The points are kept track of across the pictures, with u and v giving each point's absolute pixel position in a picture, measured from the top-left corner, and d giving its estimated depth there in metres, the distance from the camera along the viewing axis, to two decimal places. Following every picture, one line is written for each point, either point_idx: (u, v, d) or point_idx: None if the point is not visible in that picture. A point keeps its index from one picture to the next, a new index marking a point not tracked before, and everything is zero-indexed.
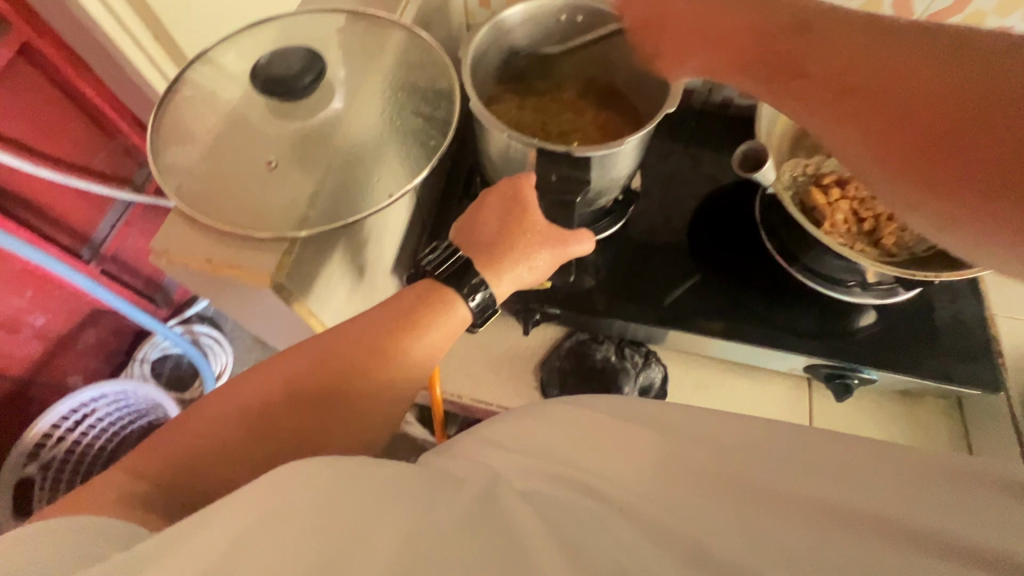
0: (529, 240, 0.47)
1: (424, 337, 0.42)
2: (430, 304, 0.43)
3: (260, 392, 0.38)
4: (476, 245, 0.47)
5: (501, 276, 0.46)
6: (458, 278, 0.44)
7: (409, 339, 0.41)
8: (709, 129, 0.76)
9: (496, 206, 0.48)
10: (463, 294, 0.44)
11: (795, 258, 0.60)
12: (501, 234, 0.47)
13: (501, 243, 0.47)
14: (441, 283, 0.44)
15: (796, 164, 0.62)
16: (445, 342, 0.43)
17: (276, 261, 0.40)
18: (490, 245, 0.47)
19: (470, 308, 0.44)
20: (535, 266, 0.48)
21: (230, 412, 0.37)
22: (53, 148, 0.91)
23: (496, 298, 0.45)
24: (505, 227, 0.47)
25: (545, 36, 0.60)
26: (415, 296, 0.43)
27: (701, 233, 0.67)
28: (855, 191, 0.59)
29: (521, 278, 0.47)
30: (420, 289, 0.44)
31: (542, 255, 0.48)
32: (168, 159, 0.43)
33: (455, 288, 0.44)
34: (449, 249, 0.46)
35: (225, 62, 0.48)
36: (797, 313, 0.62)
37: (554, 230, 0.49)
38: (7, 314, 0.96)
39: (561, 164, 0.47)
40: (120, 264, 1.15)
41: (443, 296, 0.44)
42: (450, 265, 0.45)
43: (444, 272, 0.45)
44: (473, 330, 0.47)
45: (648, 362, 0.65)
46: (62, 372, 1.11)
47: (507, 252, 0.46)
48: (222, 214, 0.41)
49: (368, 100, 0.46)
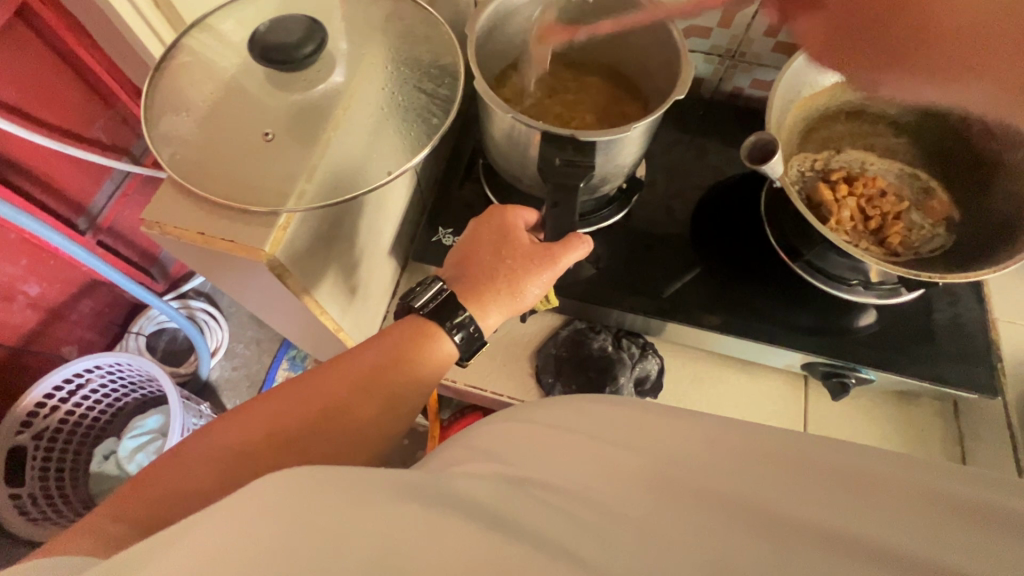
0: (514, 269, 0.46)
1: (411, 370, 0.43)
2: (415, 339, 0.43)
3: (251, 427, 0.38)
4: (462, 277, 0.47)
5: (488, 310, 0.45)
6: (441, 313, 0.44)
7: (396, 371, 0.42)
8: (717, 120, 0.75)
9: (484, 240, 0.48)
10: (446, 329, 0.44)
11: (798, 256, 0.60)
12: (486, 262, 0.46)
13: (486, 272, 0.46)
14: (425, 318, 0.44)
15: (804, 159, 0.61)
16: (431, 374, 0.44)
17: (269, 235, 0.39)
18: (476, 275, 0.46)
19: (454, 342, 0.44)
20: (526, 294, 0.46)
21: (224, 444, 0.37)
22: (51, 115, 0.90)
23: (482, 329, 0.45)
24: (490, 257, 0.46)
25: (554, 17, 0.59)
26: (401, 331, 0.44)
27: (704, 226, 0.66)
28: (863, 188, 0.58)
29: (513, 307, 0.46)
30: (404, 325, 0.44)
31: (532, 285, 0.46)
32: (163, 126, 0.42)
33: (439, 323, 0.44)
34: (433, 283, 0.45)
35: (224, 29, 0.46)
36: (796, 310, 0.62)
37: (541, 249, 0.46)
38: (1, 281, 0.96)
39: (564, 147, 0.46)
40: (117, 235, 1.14)
41: (428, 331, 0.44)
42: (434, 301, 0.44)
43: (427, 307, 0.44)
44: (463, 365, 0.47)
45: (644, 355, 0.65)
46: (57, 342, 1.11)
47: (493, 279, 0.46)
48: (215, 186, 0.40)
49: (369, 73, 0.45)
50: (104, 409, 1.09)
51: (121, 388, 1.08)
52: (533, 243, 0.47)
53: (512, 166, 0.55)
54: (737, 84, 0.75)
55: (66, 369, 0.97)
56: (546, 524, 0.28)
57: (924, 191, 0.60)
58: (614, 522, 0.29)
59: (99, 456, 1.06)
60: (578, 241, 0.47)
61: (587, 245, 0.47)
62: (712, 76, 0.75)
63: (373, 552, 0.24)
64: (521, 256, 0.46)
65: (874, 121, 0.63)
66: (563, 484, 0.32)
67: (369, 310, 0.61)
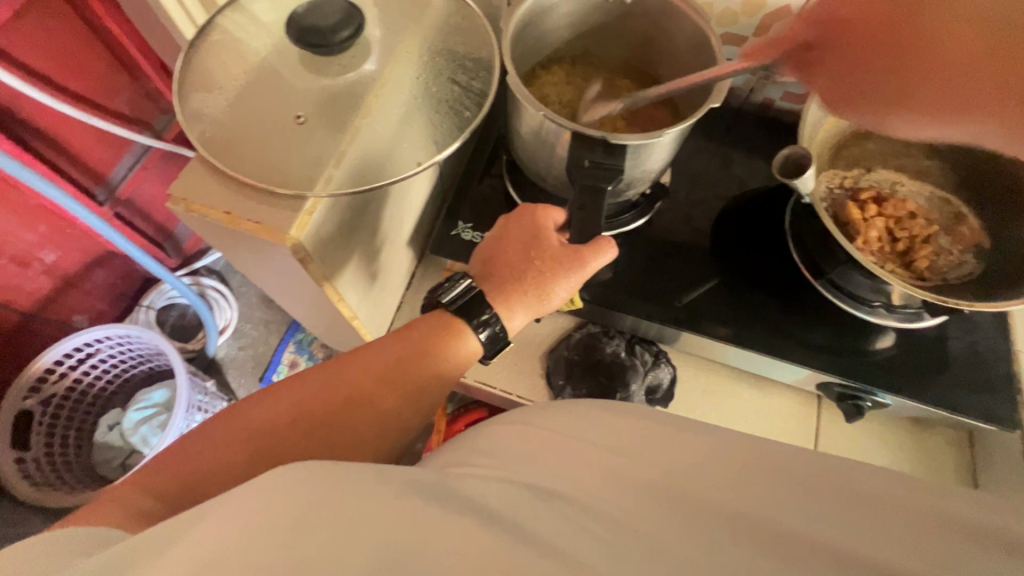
0: (543, 270, 0.45)
1: (435, 366, 0.43)
2: (438, 334, 0.43)
3: (274, 412, 0.38)
4: (488, 274, 0.46)
5: (514, 309, 0.45)
6: (468, 311, 0.44)
7: (423, 365, 0.42)
8: (745, 131, 0.74)
9: (512, 238, 0.47)
10: (472, 326, 0.44)
11: (822, 275, 0.58)
12: (514, 262, 0.46)
13: (513, 273, 0.45)
14: (451, 315, 0.44)
15: (833, 176, 0.60)
16: (456, 370, 0.44)
17: (295, 219, 0.39)
18: (503, 276, 0.45)
19: (479, 340, 0.44)
20: (554, 297, 0.46)
21: (244, 432, 0.37)
22: (77, 85, 0.91)
23: (507, 330, 0.45)
24: (517, 257, 0.46)
25: (589, 16, 0.58)
26: (424, 325, 0.44)
27: (726, 239, 0.66)
28: (892, 209, 0.57)
29: (539, 308, 0.46)
30: (428, 319, 0.44)
31: (560, 286, 0.46)
32: (192, 103, 0.42)
33: (465, 319, 0.44)
34: (461, 279, 0.46)
35: (258, 10, 0.46)
36: (817, 328, 0.61)
37: (570, 252, 0.46)
38: (18, 246, 0.96)
39: (595, 149, 0.45)
40: (133, 209, 1.14)
41: (453, 327, 0.44)
42: (461, 296, 0.44)
43: (455, 303, 0.44)
44: (484, 363, 0.47)
45: (657, 363, 0.65)
46: (68, 310, 1.11)
47: (520, 281, 0.45)
48: (244, 167, 0.39)
49: (402, 64, 0.45)
50: (111, 378, 1.10)
51: (130, 360, 1.09)
52: (562, 246, 0.46)
53: (538, 165, 0.55)
54: (768, 97, 0.75)
55: (76, 339, 0.97)
56: (555, 537, 0.27)
57: (954, 217, 0.58)
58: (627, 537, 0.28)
59: (103, 427, 1.07)
60: (605, 245, 0.46)
61: (615, 251, 0.46)
62: (744, 87, 0.74)
63: (382, 551, 0.24)
64: (549, 257, 0.46)
65: (907, 141, 0.62)
66: (573, 493, 0.32)
67: (386, 301, 0.61)
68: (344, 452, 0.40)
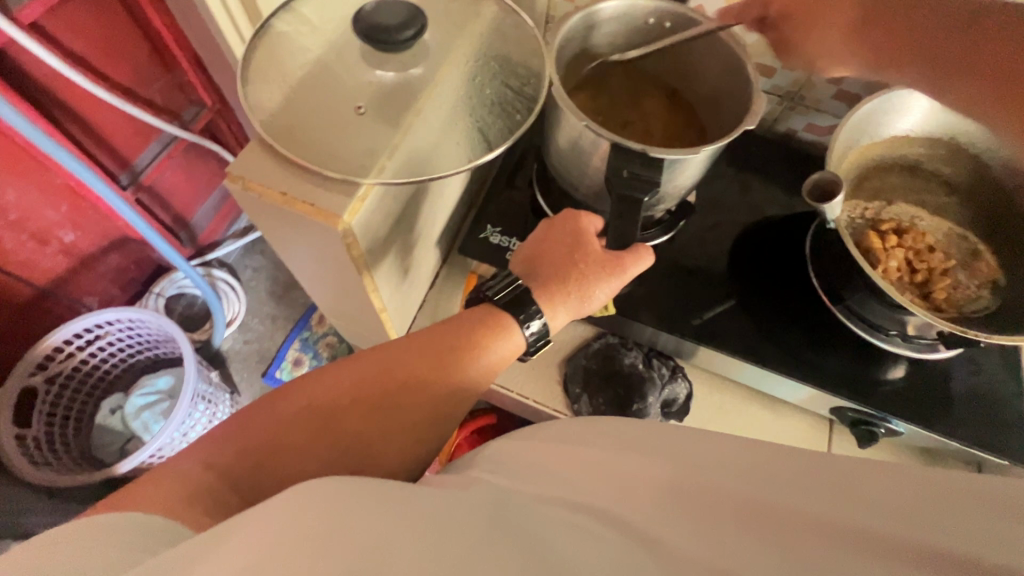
0: (585, 273, 0.47)
1: (479, 356, 0.44)
2: (490, 328, 0.44)
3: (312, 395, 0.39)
4: (531, 274, 0.47)
5: (556, 307, 0.46)
6: (516, 305, 0.45)
7: (467, 357, 0.43)
8: (768, 158, 0.76)
9: (555, 241, 0.48)
10: (519, 321, 0.45)
11: (842, 301, 0.60)
12: (557, 264, 0.47)
13: (556, 274, 0.47)
14: (499, 308, 0.45)
15: (855, 206, 0.61)
16: (500, 362, 0.45)
17: (349, 205, 0.40)
18: (546, 276, 0.47)
19: (525, 335, 0.45)
20: (593, 299, 0.47)
21: (280, 412, 0.38)
22: (113, 71, 0.93)
23: (550, 327, 0.46)
24: (561, 261, 0.47)
25: (629, 35, 0.60)
26: (473, 318, 0.45)
27: (746, 259, 0.67)
28: (911, 241, 0.59)
29: (578, 309, 0.47)
30: (481, 313, 0.45)
31: (601, 289, 0.47)
32: (253, 90, 0.43)
33: (513, 314, 0.45)
34: (508, 276, 0.47)
35: (315, 8, 0.48)
36: (835, 354, 0.62)
37: (611, 258, 0.47)
38: (39, 224, 0.97)
39: (634, 161, 0.47)
40: (154, 195, 1.16)
41: (502, 321, 0.45)
42: (509, 291, 0.46)
43: (503, 299, 0.46)
44: (524, 358, 0.48)
45: (674, 377, 0.65)
46: (79, 291, 1.12)
47: (564, 281, 0.46)
48: (303, 152, 0.41)
49: (454, 68, 0.46)
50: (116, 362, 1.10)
51: (137, 345, 1.09)
52: (604, 252, 0.47)
53: (571, 174, 0.57)
54: (791, 126, 0.78)
55: (86, 320, 0.97)
56: None
57: (972, 253, 0.60)
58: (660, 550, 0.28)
59: (105, 410, 1.07)
60: (643, 251, 0.48)
61: (652, 260, 0.48)
62: (768, 116, 0.78)
63: None
64: (590, 262, 0.47)
65: (927, 178, 0.64)
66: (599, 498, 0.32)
67: (412, 298, 0.62)
68: (380, 438, 0.40)
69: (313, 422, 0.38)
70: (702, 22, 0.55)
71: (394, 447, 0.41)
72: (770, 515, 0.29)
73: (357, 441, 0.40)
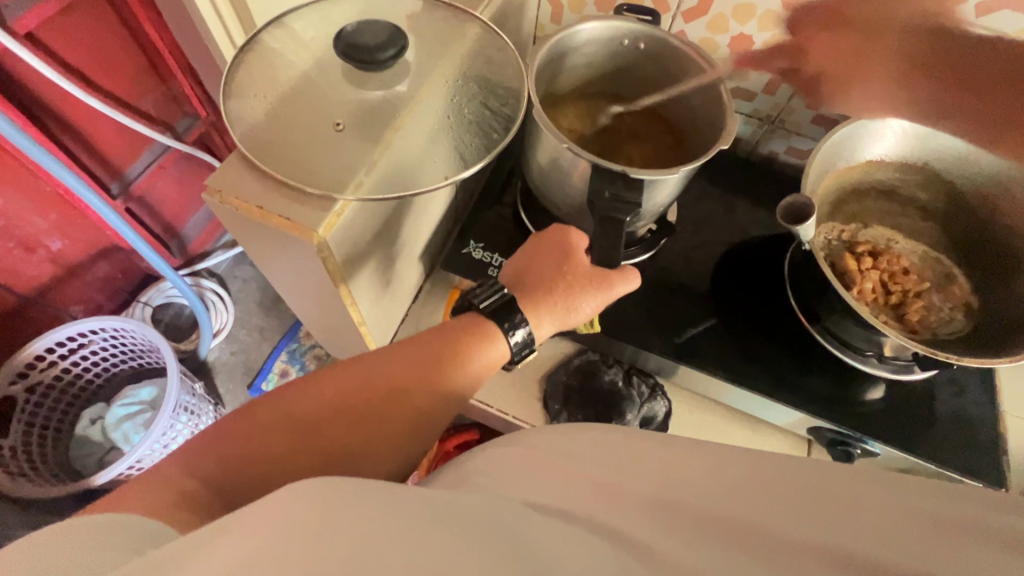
0: (572, 285, 0.47)
1: (460, 368, 0.44)
2: (473, 335, 0.45)
3: (281, 406, 0.39)
4: (522, 286, 0.48)
5: (541, 316, 0.47)
6: (501, 314, 0.46)
7: (448, 368, 0.43)
8: (750, 179, 0.78)
9: (543, 253, 0.49)
10: (503, 329, 0.45)
11: (819, 319, 0.61)
12: (545, 276, 0.48)
13: (544, 286, 0.47)
14: (484, 318, 0.46)
15: (832, 228, 0.62)
16: (482, 372, 0.45)
17: (325, 219, 0.40)
18: (533, 288, 0.47)
19: (510, 344, 0.45)
20: (579, 311, 0.48)
21: (249, 425, 0.38)
22: (107, 82, 0.94)
23: (535, 337, 0.47)
24: (550, 271, 0.48)
25: (610, 58, 0.62)
26: (458, 327, 0.45)
27: (727, 279, 0.68)
28: (887, 264, 0.60)
29: (563, 320, 0.48)
30: (465, 321, 0.46)
31: (586, 300, 0.48)
32: (236, 105, 0.44)
33: (497, 323, 0.45)
34: (495, 287, 0.48)
35: (302, 25, 0.49)
36: (814, 375, 0.62)
37: (597, 273, 0.48)
38: (26, 231, 0.97)
39: (615, 182, 0.48)
40: (144, 205, 1.16)
41: (487, 330, 0.45)
42: (495, 299, 0.46)
43: (489, 307, 0.46)
44: (508, 366, 0.48)
45: (653, 395, 0.65)
46: (65, 299, 1.11)
47: (550, 290, 0.47)
48: (283, 166, 0.41)
49: (435, 86, 0.47)
50: (100, 371, 1.09)
51: (122, 354, 1.08)
52: (591, 267, 0.48)
53: (552, 192, 0.57)
54: (772, 149, 0.80)
55: (71, 328, 0.96)
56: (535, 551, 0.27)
57: (944, 276, 0.61)
58: (646, 559, 0.29)
59: (86, 420, 1.05)
60: (630, 271, 0.49)
61: (638, 280, 0.49)
62: (749, 138, 0.80)
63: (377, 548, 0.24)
64: (576, 275, 0.48)
65: (902, 203, 0.65)
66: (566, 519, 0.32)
67: (393, 312, 0.62)
68: (354, 450, 0.40)
69: (286, 435, 0.38)
70: (679, 47, 0.56)
71: (371, 462, 0.41)
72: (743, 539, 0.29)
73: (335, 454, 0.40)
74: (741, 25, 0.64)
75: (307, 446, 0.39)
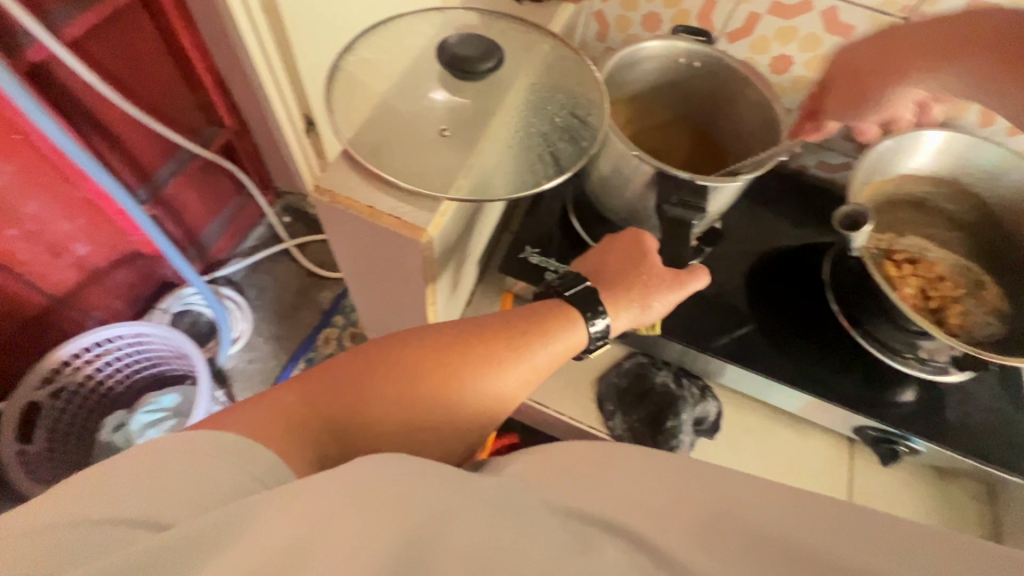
0: (647, 281, 0.49)
1: (547, 346, 0.45)
2: (556, 318, 0.46)
3: (380, 380, 0.41)
4: (598, 279, 0.50)
5: (619, 310, 0.48)
6: (584, 302, 0.47)
7: (535, 349, 0.45)
8: (783, 189, 0.81)
9: (616, 248, 0.52)
10: (585, 317, 0.47)
11: (865, 326, 0.64)
12: (620, 270, 0.50)
13: (622, 279, 0.49)
14: (567, 303, 0.47)
15: (870, 237, 0.66)
16: (564, 355, 0.47)
17: (431, 219, 0.42)
18: (611, 280, 0.49)
19: (589, 332, 0.46)
20: (652, 308, 0.49)
21: (350, 402, 0.40)
22: (143, 90, 0.95)
23: (612, 328, 0.48)
24: (625, 266, 0.50)
25: (664, 75, 0.65)
26: (542, 310, 0.47)
27: (768, 288, 0.71)
28: (924, 270, 0.64)
29: (639, 317, 0.49)
30: (546, 305, 0.47)
31: (659, 297, 0.49)
32: (336, 110, 0.46)
33: (581, 310, 0.47)
34: (574, 277, 0.50)
35: (392, 37, 0.51)
36: (853, 375, 0.65)
37: (669, 269, 0.50)
38: (55, 236, 0.96)
39: (683, 188, 0.51)
40: (169, 211, 1.16)
41: (567, 314, 0.47)
42: (576, 288, 0.48)
43: (573, 295, 0.48)
44: (581, 357, 0.50)
45: (704, 396, 0.68)
46: (89, 303, 1.10)
47: (627, 286, 0.49)
48: (384, 174, 0.44)
49: (520, 97, 0.50)
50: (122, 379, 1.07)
51: (145, 360, 1.07)
52: (663, 265, 0.50)
53: (612, 200, 0.60)
54: (803, 163, 0.84)
55: (97, 332, 0.96)
56: None
57: (977, 282, 0.65)
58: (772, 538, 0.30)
59: (108, 427, 1.03)
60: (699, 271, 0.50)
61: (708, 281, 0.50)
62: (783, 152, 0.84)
63: None
64: (649, 270, 0.49)
65: (934, 213, 0.69)
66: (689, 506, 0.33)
67: (454, 313, 0.64)
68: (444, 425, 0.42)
69: (384, 406, 0.40)
70: (733, 65, 0.60)
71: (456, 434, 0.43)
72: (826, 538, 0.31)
73: (424, 426, 0.42)
74: (782, 47, 0.68)
75: (407, 418, 0.41)
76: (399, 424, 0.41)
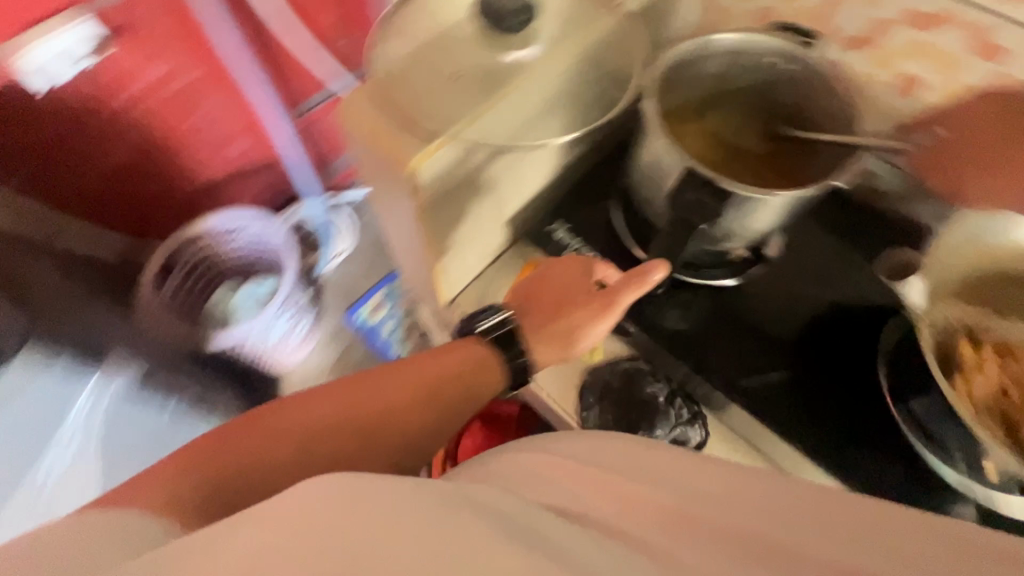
0: (577, 307, 0.59)
1: (463, 385, 0.57)
2: (468, 366, 0.58)
3: (319, 410, 0.50)
4: (528, 312, 0.62)
5: (538, 341, 0.60)
6: (506, 344, 0.60)
7: (455, 383, 0.57)
8: (897, 232, 0.65)
9: (554, 273, 0.62)
10: (508, 355, 0.60)
11: (907, 406, 0.55)
12: (548, 304, 0.61)
13: (545, 311, 0.61)
14: (484, 347, 0.59)
15: (957, 308, 0.54)
16: (481, 383, 0.58)
17: (422, 151, 0.46)
18: (535, 312, 0.61)
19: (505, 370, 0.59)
20: (579, 337, 0.60)
21: (295, 427, 0.48)
22: (315, 21, 1.04)
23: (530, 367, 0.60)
24: (555, 296, 0.61)
25: (744, 69, 0.59)
26: (459, 359, 0.58)
27: (811, 333, 0.63)
28: (1010, 366, 0.52)
29: (564, 343, 0.60)
30: (464, 350, 0.59)
31: (583, 319, 0.59)
32: (386, 48, 0.51)
33: (500, 351, 0.60)
34: (498, 315, 0.61)
35: None
36: (882, 462, 0.57)
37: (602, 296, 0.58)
38: (220, 130, 1.14)
39: (700, 189, 0.48)
40: (315, 130, 1.28)
41: (484, 360, 0.59)
42: (501, 329, 0.60)
43: (492, 330, 0.60)
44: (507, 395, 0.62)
45: (692, 421, 0.62)
46: (233, 191, 1.28)
47: (552, 316, 0.60)
48: (417, 115, 0.48)
49: (562, 61, 0.50)
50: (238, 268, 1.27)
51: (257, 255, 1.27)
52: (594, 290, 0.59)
53: (645, 189, 0.58)
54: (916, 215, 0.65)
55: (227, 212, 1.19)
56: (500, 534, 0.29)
57: None
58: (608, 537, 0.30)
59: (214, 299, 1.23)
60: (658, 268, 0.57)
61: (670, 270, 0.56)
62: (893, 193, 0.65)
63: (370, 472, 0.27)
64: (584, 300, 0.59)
65: None
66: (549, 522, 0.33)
67: (469, 263, 0.67)
68: (369, 454, 0.51)
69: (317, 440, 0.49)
70: (824, 68, 0.54)
71: (376, 461, 0.52)
72: (758, 533, 0.35)
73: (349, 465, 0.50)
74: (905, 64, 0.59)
75: (323, 457, 0.49)
76: (336, 459, 0.49)
